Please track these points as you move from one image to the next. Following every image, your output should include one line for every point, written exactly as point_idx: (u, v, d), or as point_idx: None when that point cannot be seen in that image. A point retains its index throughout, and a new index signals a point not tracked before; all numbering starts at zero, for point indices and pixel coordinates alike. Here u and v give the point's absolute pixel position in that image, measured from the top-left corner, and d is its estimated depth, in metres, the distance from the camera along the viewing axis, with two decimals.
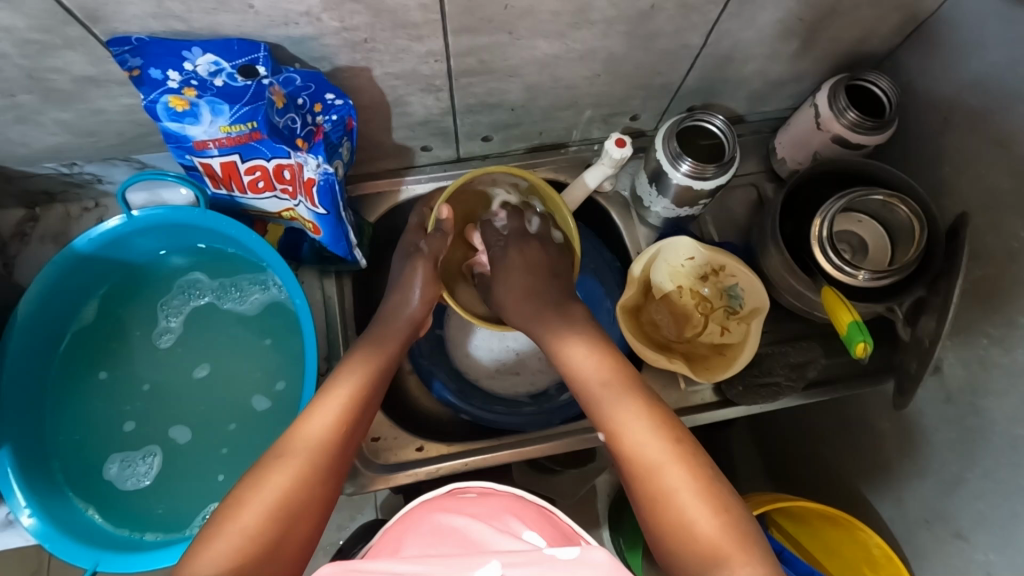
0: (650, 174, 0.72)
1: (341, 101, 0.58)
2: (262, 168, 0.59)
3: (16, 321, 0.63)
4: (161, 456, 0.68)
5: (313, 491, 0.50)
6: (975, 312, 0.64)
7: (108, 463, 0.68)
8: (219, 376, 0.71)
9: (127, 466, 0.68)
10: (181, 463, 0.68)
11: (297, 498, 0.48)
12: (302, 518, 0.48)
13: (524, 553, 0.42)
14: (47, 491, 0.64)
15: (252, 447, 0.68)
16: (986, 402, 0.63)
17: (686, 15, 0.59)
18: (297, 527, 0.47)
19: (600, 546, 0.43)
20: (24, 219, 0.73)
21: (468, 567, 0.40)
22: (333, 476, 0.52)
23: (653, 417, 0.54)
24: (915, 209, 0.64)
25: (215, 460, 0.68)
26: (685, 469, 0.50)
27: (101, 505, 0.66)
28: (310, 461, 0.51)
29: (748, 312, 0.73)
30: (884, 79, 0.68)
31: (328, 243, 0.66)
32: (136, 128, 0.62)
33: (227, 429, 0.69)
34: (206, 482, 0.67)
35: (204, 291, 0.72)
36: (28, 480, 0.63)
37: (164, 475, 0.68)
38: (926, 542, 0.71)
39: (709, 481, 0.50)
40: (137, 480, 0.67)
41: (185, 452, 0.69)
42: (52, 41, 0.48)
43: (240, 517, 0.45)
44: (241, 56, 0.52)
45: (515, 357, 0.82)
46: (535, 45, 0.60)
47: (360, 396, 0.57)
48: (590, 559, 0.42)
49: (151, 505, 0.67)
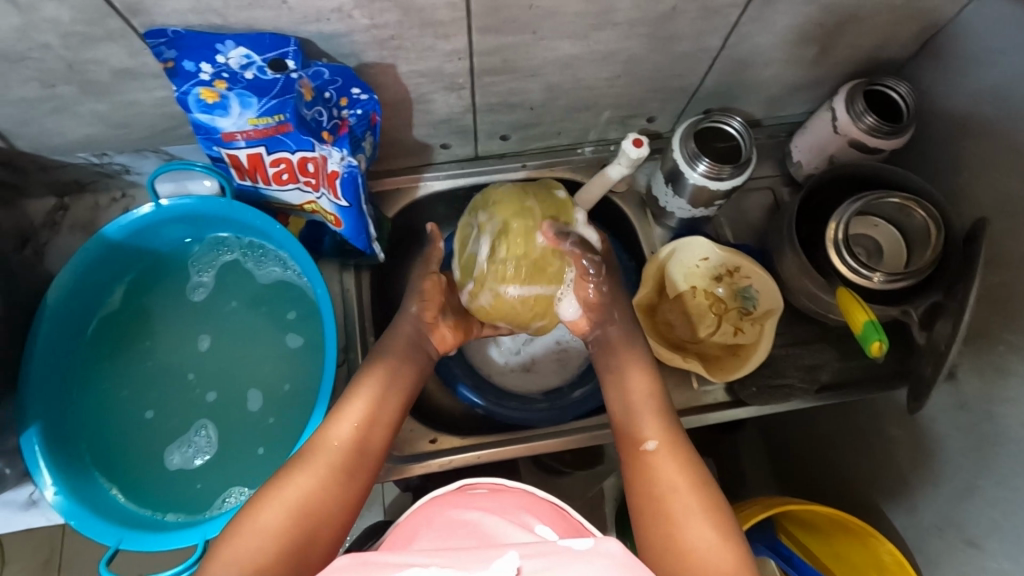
0: (666, 174, 0.73)
1: (367, 95, 0.60)
2: (287, 160, 0.61)
3: (48, 307, 0.65)
4: (216, 427, 0.70)
5: (330, 504, 0.52)
6: (992, 319, 0.64)
7: (170, 453, 0.69)
8: (256, 345, 0.73)
9: (184, 447, 0.69)
10: (230, 433, 0.70)
11: (317, 503, 0.51)
12: (317, 526, 0.50)
13: (536, 544, 0.43)
14: (85, 485, 0.65)
15: (286, 422, 0.69)
16: (1001, 410, 0.63)
17: (707, 18, 0.60)
18: (319, 532, 0.50)
19: (612, 538, 0.44)
20: (55, 209, 0.75)
21: (479, 558, 0.41)
22: (350, 484, 0.54)
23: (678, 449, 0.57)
24: (932, 212, 0.64)
25: (263, 431, 0.70)
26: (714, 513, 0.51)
27: (170, 491, 0.68)
28: (335, 473, 0.53)
29: (762, 313, 0.74)
30: (903, 84, 0.68)
31: (348, 235, 0.68)
32: (167, 121, 0.64)
33: (282, 389, 0.71)
34: (251, 457, 0.69)
35: (232, 248, 0.74)
36: (74, 482, 0.64)
37: (211, 450, 0.69)
38: (939, 550, 0.71)
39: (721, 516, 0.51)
40: (200, 456, 0.69)
41: (238, 418, 0.70)
42: (94, 33, 0.50)
43: (260, 518, 0.48)
44: (272, 49, 0.53)
45: (529, 357, 0.83)
46: (558, 46, 0.61)
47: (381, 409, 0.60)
48: (605, 549, 0.43)
49: (189, 483, 0.68)
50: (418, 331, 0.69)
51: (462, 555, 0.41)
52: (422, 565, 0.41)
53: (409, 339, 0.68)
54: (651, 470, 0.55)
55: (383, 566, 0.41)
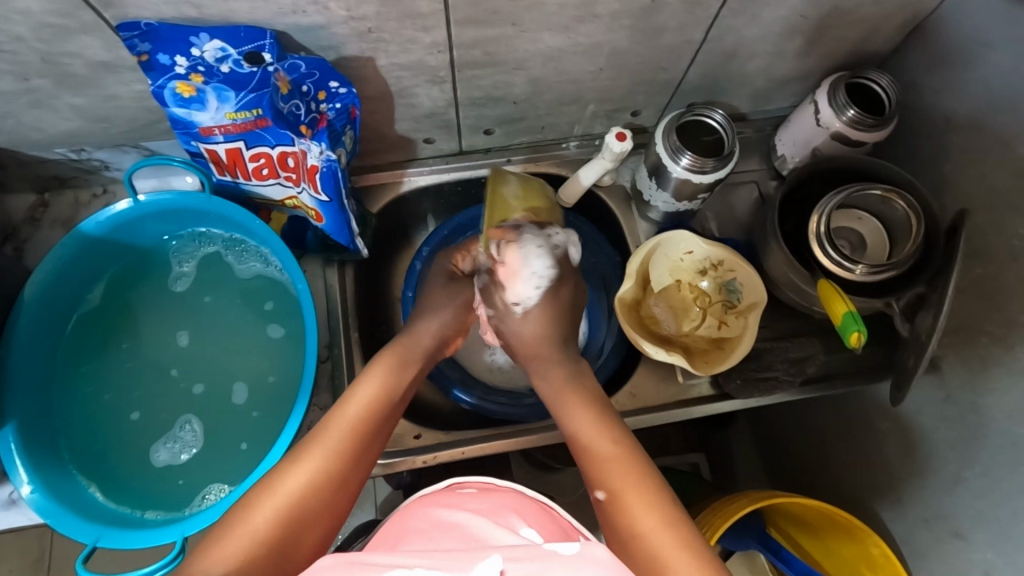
0: (651, 168, 0.72)
1: (346, 89, 0.59)
2: (266, 155, 0.60)
3: (24, 303, 0.65)
4: (201, 421, 0.70)
5: (332, 493, 0.53)
6: (975, 310, 0.64)
7: (155, 449, 0.69)
8: (238, 339, 0.72)
9: (169, 443, 0.69)
10: (212, 429, 0.70)
11: (312, 495, 0.51)
12: (314, 520, 0.51)
13: (526, 548, 0.43)
14: (63, 481, 0.65)
15: (268, 418, 0.69)
16: (986, 401, 0.63)
17: (689, 10, 0.60)
18: (306, 530, 0.50)
19: (601, 544, 0.44)
20: (36, 205, 0.74)
21: (471, 562, 0.40)
22: (347, 486, 0.54)
23: (643, 473, 0.55)
24: (913, 203, 0.64)
25: (246, 426, 0.69)
26: (675, 530, 0.50)
27: (154, 487, 0.68)
28: (334, 463, 0.54)
29: (745, 307, 0.73)
30: (885, 76, 0.68)
31: (330, 231, 0.68)
32: (147, 115, 0.64)
33: (266, 382, 0.71)
34: (235, 452, 0.68)
35: (215, 240, 0.73)
36: (52, 481, 0.64)
37: (192, 447, 0.69)
38: (924, 542, 0.71)
39: (689, 539, 0.50)
40: (186, 450, 0.69)
41: (221, 413, 0.70)
42: (68, 25, 0.50)
43: (251, 518, 0.48)
44: (247, 43, 0.53)
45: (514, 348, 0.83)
46: (540, 38, 0.61)
47: (386, 391, 0.61)
48: (593, 554, 0.43)
49: (171, 480, 0.68)
50: (436, 344, 0.69)
51: (456, 557, 0.41)
52: (409, 567, 0.41)
53: (426, 346, 0.68)
54: (614, 508, 0.54)
55: (373, 567, 0.41)
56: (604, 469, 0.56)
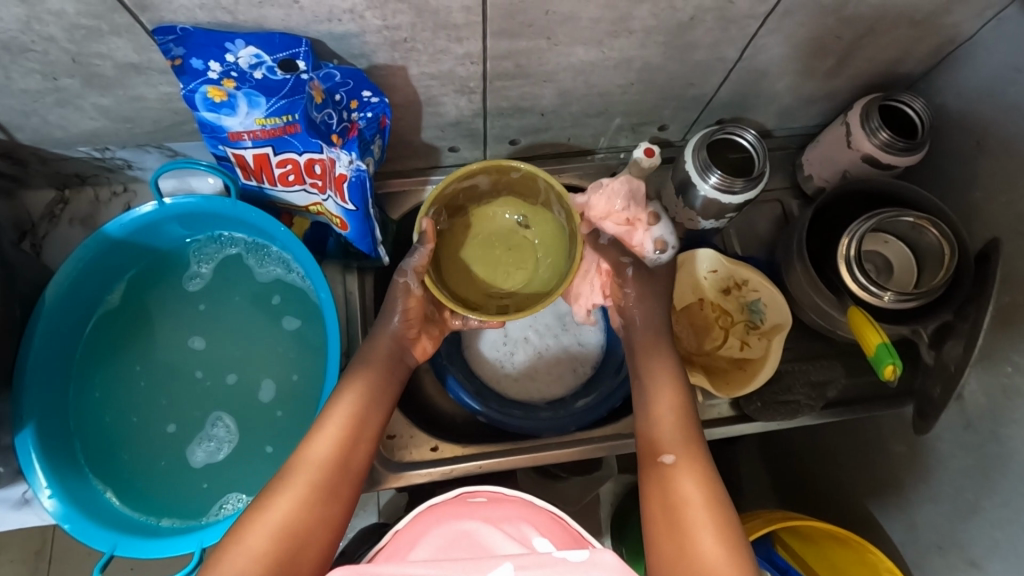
0: (677, 184, 0.72)
1: (377, 99, 0.58)
2: (293, 161, 0.60)
3: (46, 305, 0.64)
4: (231, 418, 0.69)
5: (320, 523, 0.52)
6: (1001, 340, 0.63)
7: (187, 451, 0.69)
8: (258, 338, 0.72)
9: (205, 442, 0.69)
10: (234, 433, 0.69)
11: (304, 520, 0.51)
12: (312, 542, 0.51)
13: (534, 555, 0.42)
14: (80, 487, 0.65)
15: (293, 422, 0.69)
16: (1008, 431, 0.62)
17: (725, 28, 0.59)
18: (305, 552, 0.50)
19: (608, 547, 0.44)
20: (54, 201, 0.74)
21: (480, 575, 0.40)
22: (342, 498, 0.54)
23: (699, 459, 0.59)
24: (946, 232, 0.63)
25: (271, 425, 0.69)
26: (713, 509, 0.54)
27: (173, 492, 0.67)
28: (319, 481, 0.53)
29: (769, 328, 0.73)
30: (918, 100, 0.67)
31: (354, 238, 0.67)
32: (172, 117, 0.63)
33: (290, 380, 0.70)
34: (260, 455, 0.68)
35: (236, 241, 0.73)
36: (70, 487, 0.64)
37: (216, 451, 0.69)
38: (938, 567, 0.71)
39: (732, 531, 0.53)
40: (221, 448, 0.69)
41: (243, 416, 0.70)
42: (99, 27, 0.49)
43: (249, 540, 0.49)
44: (282, 49, 0.52)
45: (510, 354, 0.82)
46: (573, 52, 0.60)
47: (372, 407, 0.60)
48: (601, 560, 0.42)
49: (193, 482, 0.68)
50: (399, 345, 0.65)
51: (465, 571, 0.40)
52: None
53: (393, 350, 0.64)
54: (671, 485, 0.57)
55: None
56: (673, 441, 0.60)
